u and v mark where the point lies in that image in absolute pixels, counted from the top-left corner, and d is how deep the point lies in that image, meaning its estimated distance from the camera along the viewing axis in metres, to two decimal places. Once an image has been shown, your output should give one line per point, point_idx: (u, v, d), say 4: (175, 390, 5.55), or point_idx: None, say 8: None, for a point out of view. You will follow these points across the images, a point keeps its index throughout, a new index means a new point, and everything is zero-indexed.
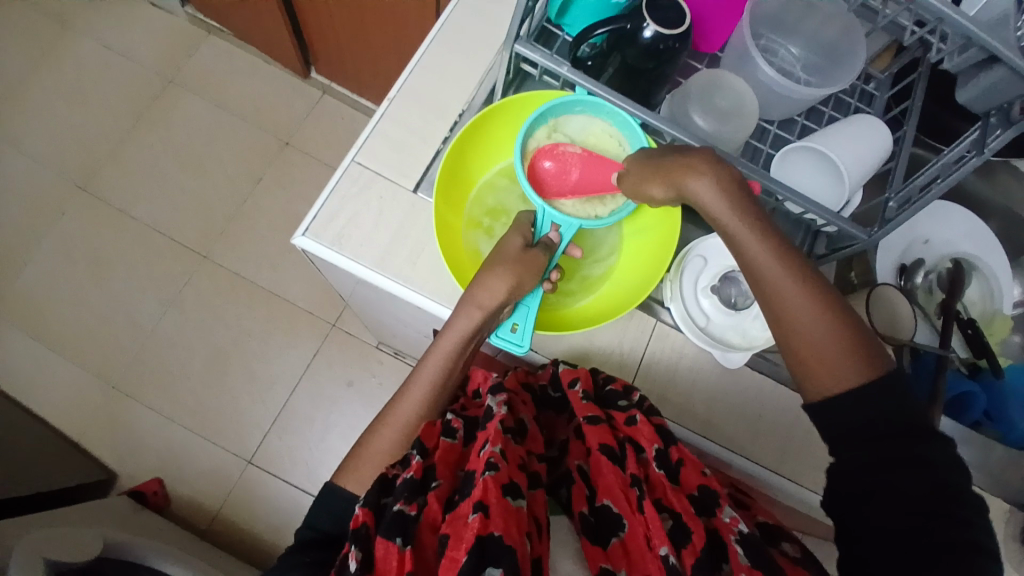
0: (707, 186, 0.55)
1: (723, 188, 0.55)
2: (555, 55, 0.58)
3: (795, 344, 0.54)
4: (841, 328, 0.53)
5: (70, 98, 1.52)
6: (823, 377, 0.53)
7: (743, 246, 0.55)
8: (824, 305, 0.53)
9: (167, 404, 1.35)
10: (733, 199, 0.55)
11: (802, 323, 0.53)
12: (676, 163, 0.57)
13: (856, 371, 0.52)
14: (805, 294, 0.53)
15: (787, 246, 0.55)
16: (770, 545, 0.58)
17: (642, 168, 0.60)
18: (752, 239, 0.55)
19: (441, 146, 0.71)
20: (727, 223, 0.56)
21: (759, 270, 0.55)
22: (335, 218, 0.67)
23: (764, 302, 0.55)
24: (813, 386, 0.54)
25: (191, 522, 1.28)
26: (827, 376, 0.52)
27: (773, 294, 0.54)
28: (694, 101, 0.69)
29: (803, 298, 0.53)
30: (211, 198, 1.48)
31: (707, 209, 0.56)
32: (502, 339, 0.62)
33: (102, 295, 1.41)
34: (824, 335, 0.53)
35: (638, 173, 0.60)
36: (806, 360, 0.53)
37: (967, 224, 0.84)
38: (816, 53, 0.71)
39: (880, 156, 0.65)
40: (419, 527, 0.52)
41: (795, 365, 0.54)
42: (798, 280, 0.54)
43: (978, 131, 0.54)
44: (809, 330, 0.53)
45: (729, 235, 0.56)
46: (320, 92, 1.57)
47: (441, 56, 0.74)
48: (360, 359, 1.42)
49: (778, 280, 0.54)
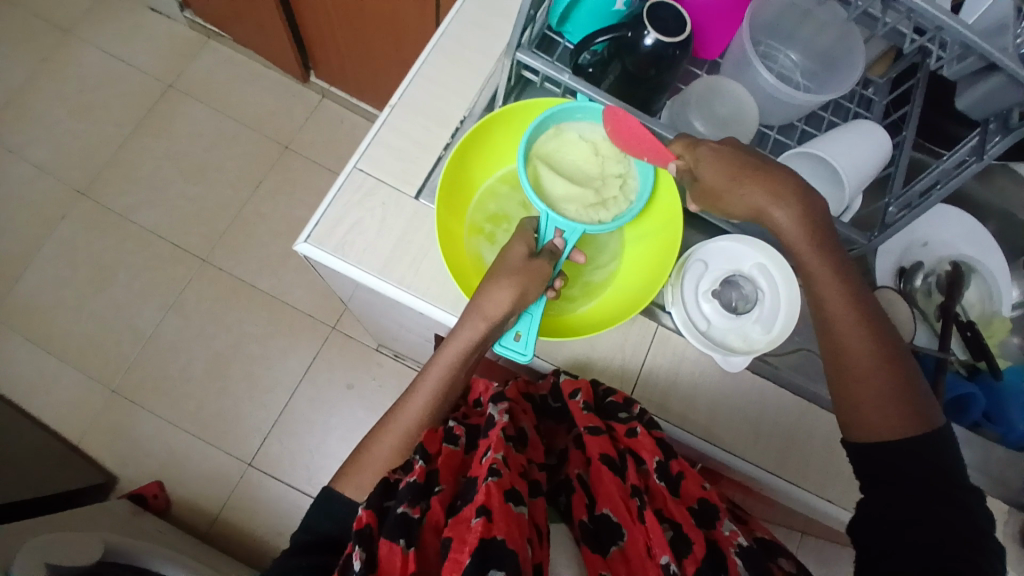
0: (788, 218, 0.58)
1: (804, 218, 0.58)
2: (556, 63, 0.58)
3: (855, 388, 0.57)
4: (896, 372, 0.57)
5: (70, 107, 1.52)
6: (876, 422, 0.56)
7: (813, 280, 0.59)
8: (882, 349, 0.57)
9: (169, 407, 1.35)
10: (814, 230, 0.58)
11: (861, 368, 0.57)
12: (762, 184, 0.59)
13: (909, 417, 0.55)
14: (868, 338, 0.57)
15: (854, 283, 0.59)
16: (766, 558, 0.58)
17: (722, 170, 0.59)
18: (829, 279, 0.58)
19: (442, 153, 0.72)
20: (804, 252, 0.59)
21: (829, 302, 0.59)
22: (337, 225, 0.67)
23: (828, 334, 0.59)
24: (863, 427, 0.57)
25: (192, 525, 1.28)
26: (881, 420, 0.56)
27: (836, 329, 0.58)
28: (694, 107, 0.69)
29: (865, 343, 0.57)
30: (211, 201, 1.48)
31: (786, 238, 0.59)
32: (507, 349, 0.63)
33: (101, 302, 1.40)
34: (882, 383, 0.56)
35: (726, 168, 0.59)
36: (865, 405, 0.57)
37: (965, 226, 0.85)
38: (813, 60, 0.72)
39: (878, 163, 0.66)
40: (423, 529, 0.53)
41: (849, 415, 0.58)
42: (862, 324, 0.58)
43: (976, 138, 0.55)
44: (872, 372, 0.57)
45: (804, 266, 0.59)
46: (319, 97, 1.57)
47: (440, 66, 0.74)
48: (361, 363, 1.42)
49: (843, 317, 0.58)
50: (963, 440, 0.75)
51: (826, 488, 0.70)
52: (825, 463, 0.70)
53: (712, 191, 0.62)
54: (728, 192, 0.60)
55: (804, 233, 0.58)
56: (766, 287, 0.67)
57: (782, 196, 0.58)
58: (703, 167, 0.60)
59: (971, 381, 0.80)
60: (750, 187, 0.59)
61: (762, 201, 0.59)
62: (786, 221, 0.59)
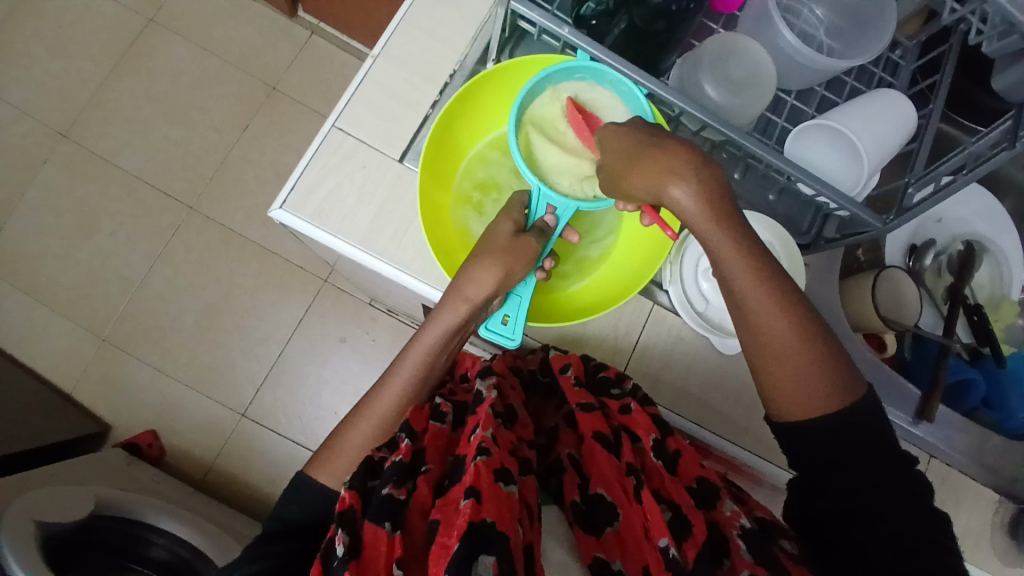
0: (688, 195, 0.51)
1: (705, 195, 0.51)
2: (555, 15, 0.52)
3: (774, 373, 0.52)
4: (815, 347, 0.52)
5: (46, 40, 1.43)
6: (798, 405, 0.52)
7: (719, 257, 0.52)
8: (799, 324, 0.52)
9: (160, 358, 1.34)
10: (716, 201, 0.51)
11: (778, 351, 0.52)
12: (659, 156, 0.51)
13: (829, 394, 0.51)
14: (784, 318, 0.51)
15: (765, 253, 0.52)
16: (769, 543, 0.53)
17: (626, 147, 0.54)
18: (737, 256, 0.51)
19: (429, 113, 0.66)
20: (702, 229, 0.51)
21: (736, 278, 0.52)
22: (314, 191, 0.63)
23: (738, 313, 0.53)
24: (786, 408, 0.53)
25: (189, 474, 1.30)
26: (805, 400, 0.52)
27: (750, 318, 0.52)
28: (707, 68, 0.63)
29: (782, 323, 0.52)
30: (198, 145, 1.42)
31: (686, 218, 0.52)
32: (493, 333, 0.59)
33: (88, 249, 1.37)
34: (799, 361, 0.52)
35: (628, 141, 0.54)
36: (784, 387, 0.52)
37: (985, 204, 0.80)
38: (841, 17, 0.65)
39: (902, 137, 0.61)
40: (408, 511, 0.51)
41: (772, 398, 0.53)
42: (776, 300, 0.51)
43: (1010, 120, 0.50)
44: (788, 352, 0.52)
45: (704, 241, 0.52)
46: (308, 33, 1.47)
47: (429, 11, 0.68)
48: (354, 316, 1.40)
49: (754, 295, 0.51)
50: (960, 427, 0.73)
51: None
52: None
53: (614, 173, 0.55)
54: (629, 172, 0.53)
55: (707, 210, 0.51)
56: None
57: (683, 167, 0.51)
58: (608, 146, 0.56)
59: (973, 366, 0.78)
60: (645, 164, 0.52)
61: (662, 178, 0.51)
62: (687, 199, 0.51)
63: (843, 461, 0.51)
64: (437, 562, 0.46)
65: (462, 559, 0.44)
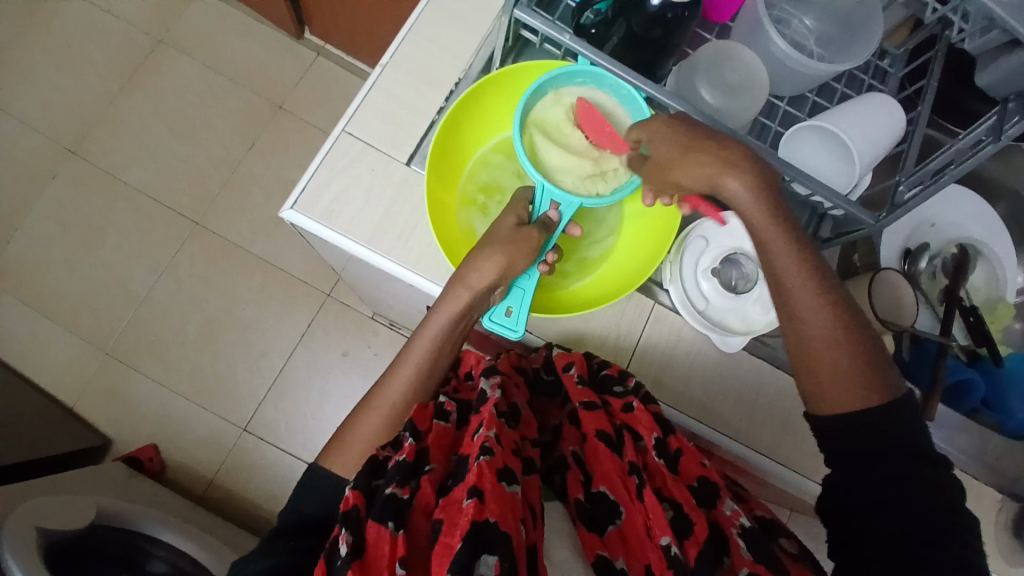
0: (741, 184, 0.54)
1: (754, 186, 0.54)
2: (557, 22, 0.54)
3: (814, 363, 0.53)
4: (858, 341, 0.53)
5: (58, 60, 1.47)
6: (841, 396, 0.53)
7: (766, 247, 0.54)
8: (840, 318, 0.53)
9: (162, 372, 1.35)
10: (765, 193, 0.54)
11: (822, 341, 0.53)
12: (715, 148, 0.54)
13: (871, 388, 0.52)
14: (827, 309, 0.53)
15: (807, 247, 0.54)
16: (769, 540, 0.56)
17: (674, 140, 0.55)
18: (782, 248, 0.53)
19: (435, 118, 0.68)
20: (754, 219, 0.54)
21: (780, 269, 0.54)
22: (323, 192, 0.65)
23: (781, 302, 0.55)
24: (823, 400, 0.54)
25: (188, 488, 1.30)
26: (841, 391, 0.53)
27: (794, 307, 0.54)
28: (702, 74, 0.65)
29: (826, 314, 0.53)
30: (204, 161, 1.44)
31: (737, 207, 0.55)
32: (496, 324, 0.61)
33: (93, 263, 1.38)
34: (839, 352, 0.53)
35: (682, 132, 0.55)
36: (823, 379, 0.53)
37: (977, 208, 0.82)
38: (830, 25, 0.67)
39: (892, 139, 0.63)
40: (412, 511, 0.52)
41: (810, 389, 0.54)
42: (818, 292, 0.53)
43: (995, 116, 0.52)
44: (827, 342, 0.53)
45: (753, 232, 0.54)
46: (314, 54, 1.51)
47: (435, 22, 0.70)
48: (356, 329, 1.41)
49: (796, 284, 0.53)
50: (960, 427, 0.74)
51: (818, 472, 0.69)
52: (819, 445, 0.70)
53: (661, 166, 0.57)
54: (684, 160, 0.55)
55: (758, 201, 0.54)
56: None
57: (737, 160, 0.54)
58: (654, 139, 0.57)
59: (971, 367, 0.78)
60: (702, 154, 0.54)
61: (718, 168, 0.54)
62: (739, 189, 0.54)
63: (854, 459, 0.51)
64: (438, 564, 0.45)
65: (464, 560, 0.44)
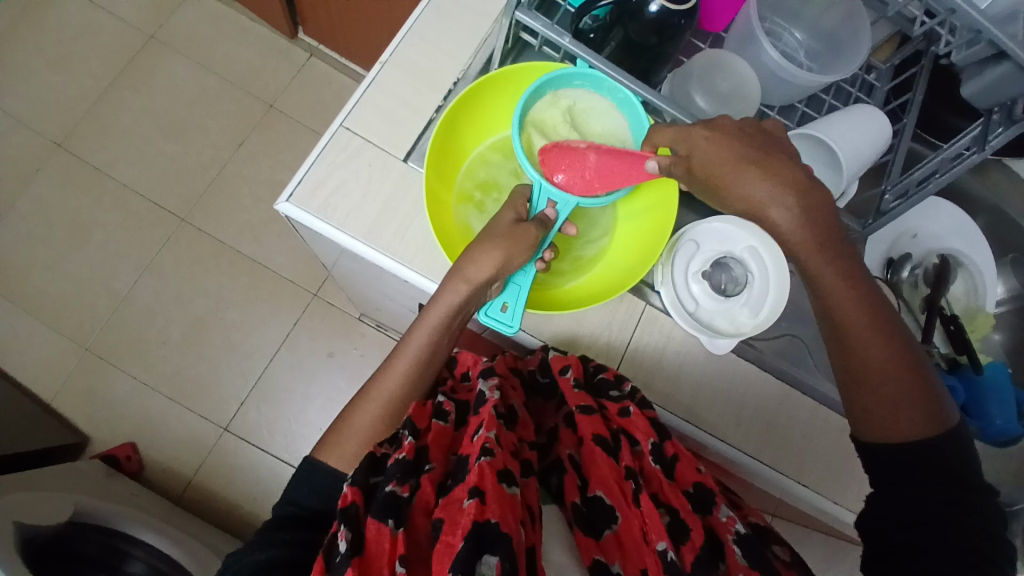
0: (791, 218, 0.56)
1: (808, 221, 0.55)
2: (556, 25, 0.55)
3: (866, 393, 0.55)
4: (912, 375, 0.54)
5: (48, 54, 1.45)
6: (890, 425, 0.54)
7: (818, 281, 0.56)
8: (895, 352, 0.55)
9: (145, 370, 1.33)
10: (818, 227, 0.55)
11: (877, 373, 0.54)
12: (776, 171, 0.56)
13: (923, 420, 0.53)
14: (885, 343, 0.55)
15: (862, 279, 0.56)
16: (763, 547, 0.56)
17: (724, 159, 0.56)
18: (838, 282, 0.55)
19: (433, 116, 0.69)
20: (808, 255, 0.56)
21: (835, 302, 0.56)
22: (320, 185, 0.65)
23: (834, 333, 0.57)
24: (873, 429, 0.55)
25: (167, 489, 1.27)
26: (892, 422, 0.54)
27: (851, 335, 0.55)
28: (695, 81, 0.67)
29: (883, 349, 0.55)
30: (193, 159, 1.43)
31: (787, 240, 0.57)
32: (491, 319, 0.61)
33: (75, 259, 1.36)
34: (893, 384, 0.54)
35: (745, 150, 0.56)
36: (873, 410, 0.55)
37: (956, 220, 0.85)
38: (819, 41, 0.70)
39: (878, 150, 0.65)
40: (412, 510, 0.52)
41: (860, 417, 0.56)
42: (873, 326, 0.55)
43: (979, 127, 0.53)
44: (879, 374, 0.54)
45: (806, 268, 0.57)
46: (307, 55, 1.52)
47: (434, 23, 0.71)
48: (341, 331, 1.40)
49: (850, 317, 0.55)
50: None
51: (803, 473, 0.70)
52: (804, 448, 0.71)
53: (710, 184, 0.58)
54: (740, 182, 0.56)
55: (808, 234, 0.56)
56: (755, 271, 0.65)
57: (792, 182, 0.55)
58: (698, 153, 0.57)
59: (951, 374, 0.79)
60: (762, 176, 0.56)
61: (776, 194, 0.56)
62: (790, 216, 0.56)
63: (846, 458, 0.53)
64: (440, 563, 0.46)
65: (466, 559, 0.44)
